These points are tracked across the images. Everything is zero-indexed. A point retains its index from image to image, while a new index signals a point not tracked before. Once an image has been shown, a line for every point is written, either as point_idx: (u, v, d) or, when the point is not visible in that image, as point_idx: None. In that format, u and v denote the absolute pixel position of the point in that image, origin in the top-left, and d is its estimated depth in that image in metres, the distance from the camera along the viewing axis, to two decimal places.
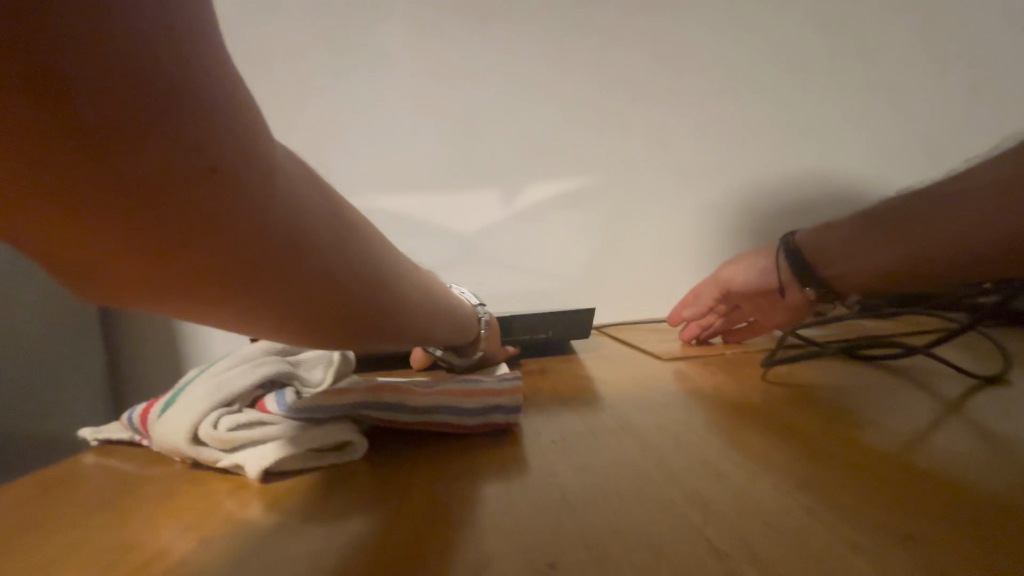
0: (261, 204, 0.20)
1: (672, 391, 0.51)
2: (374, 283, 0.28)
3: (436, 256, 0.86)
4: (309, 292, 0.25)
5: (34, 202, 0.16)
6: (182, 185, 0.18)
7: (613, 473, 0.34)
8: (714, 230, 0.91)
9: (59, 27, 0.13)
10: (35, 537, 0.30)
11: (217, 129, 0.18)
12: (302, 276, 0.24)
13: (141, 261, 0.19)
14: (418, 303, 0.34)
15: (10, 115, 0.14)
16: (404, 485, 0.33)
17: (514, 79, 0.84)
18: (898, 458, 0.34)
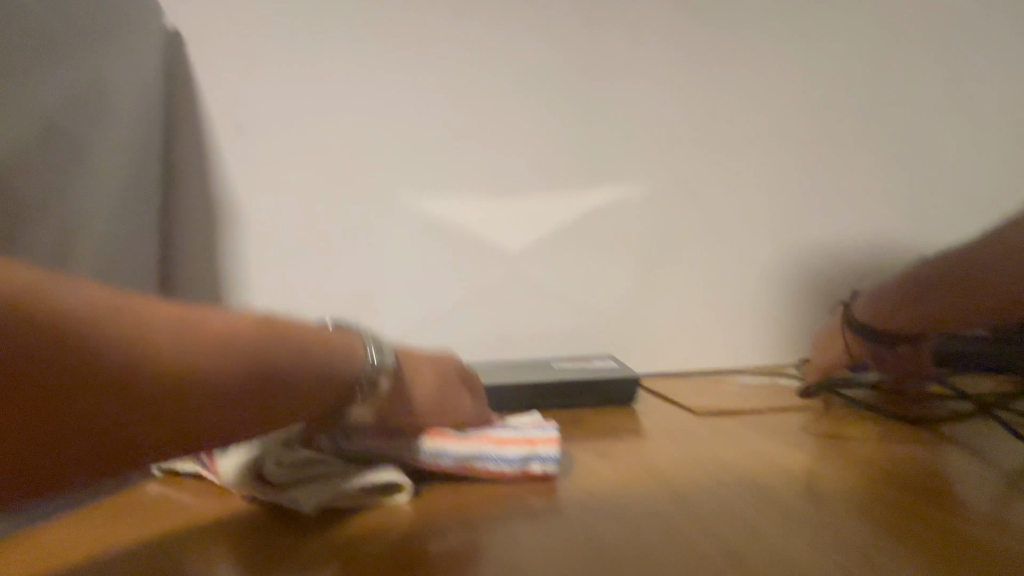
0: (87, 351, 0.26)
1: (711, 445, 0.50)
2: (260, 357, 0.32)
3: (473, 303, 0.88)
4: (229, 405, 0.31)
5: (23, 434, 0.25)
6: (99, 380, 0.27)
7: (650, 521, 0.34)
8: (748, 282, 0.92)
9: None
10: (107, 564, 0.32)
11: (114, 320, 0.28)
12: (212, 396, 0.30)
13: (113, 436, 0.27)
14: (246, 365, 0.31)
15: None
16: (443, 525, 0.35)
17: (553, 137, 0.88)
18: (940, 516, 0.34)
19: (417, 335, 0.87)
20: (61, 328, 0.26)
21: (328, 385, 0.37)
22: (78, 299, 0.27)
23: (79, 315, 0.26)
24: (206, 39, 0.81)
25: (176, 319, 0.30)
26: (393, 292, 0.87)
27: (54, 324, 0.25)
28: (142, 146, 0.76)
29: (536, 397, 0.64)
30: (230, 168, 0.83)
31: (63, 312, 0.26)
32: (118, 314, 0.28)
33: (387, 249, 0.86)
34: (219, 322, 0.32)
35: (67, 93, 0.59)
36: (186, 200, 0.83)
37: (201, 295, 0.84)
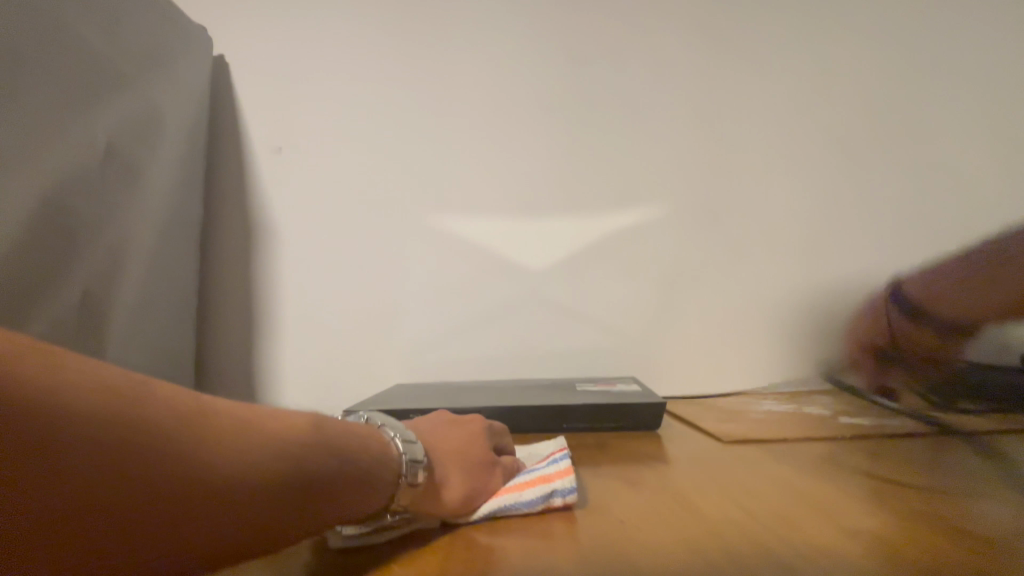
0: (87, 433, 0.24)
1: (736, 475, 0.49)
2: (270, 450, 0.29)
3: (495, 317, 0.89)
4: (225, 509, 0.26)
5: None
6: (88, 471, 0.23)
7: (672, 562, 0.32)
8: (775, 304, 0.90)
9: None
10: None
11: (126, 406, 0.26)
12: (205, 497, 0.26)
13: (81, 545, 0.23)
14: (232, 479, 0.27)
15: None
16: (455, 564, 0.33)
17: (576, 155, 0.89)
18: (990, 569, 0.31)
19: (439, 350, 0.88)
20: (51, 403, 0.23)
21: (330, 500, 0.31)
22: (83, 382, 0.25)
23: (72, 400, 0.24)
24: (250, 68, 0.87)
25: (177, 414, 0.27)
26: (416, 307, 0.88)
27: (40, 405, 0.23)
28: (185, 166, 0.80)
29: (556, 418, 0.64)
30: (266, 188, 0.88)
31: (56, 395, 0.24)
32: (129, 399, 0.26)
33: (412, 265, 0.88)
34: (234, 415, 0.29)
35: (110, 122, 0.64)
36: (225, 216, 0.87)
37: (235, 308, 0.87)
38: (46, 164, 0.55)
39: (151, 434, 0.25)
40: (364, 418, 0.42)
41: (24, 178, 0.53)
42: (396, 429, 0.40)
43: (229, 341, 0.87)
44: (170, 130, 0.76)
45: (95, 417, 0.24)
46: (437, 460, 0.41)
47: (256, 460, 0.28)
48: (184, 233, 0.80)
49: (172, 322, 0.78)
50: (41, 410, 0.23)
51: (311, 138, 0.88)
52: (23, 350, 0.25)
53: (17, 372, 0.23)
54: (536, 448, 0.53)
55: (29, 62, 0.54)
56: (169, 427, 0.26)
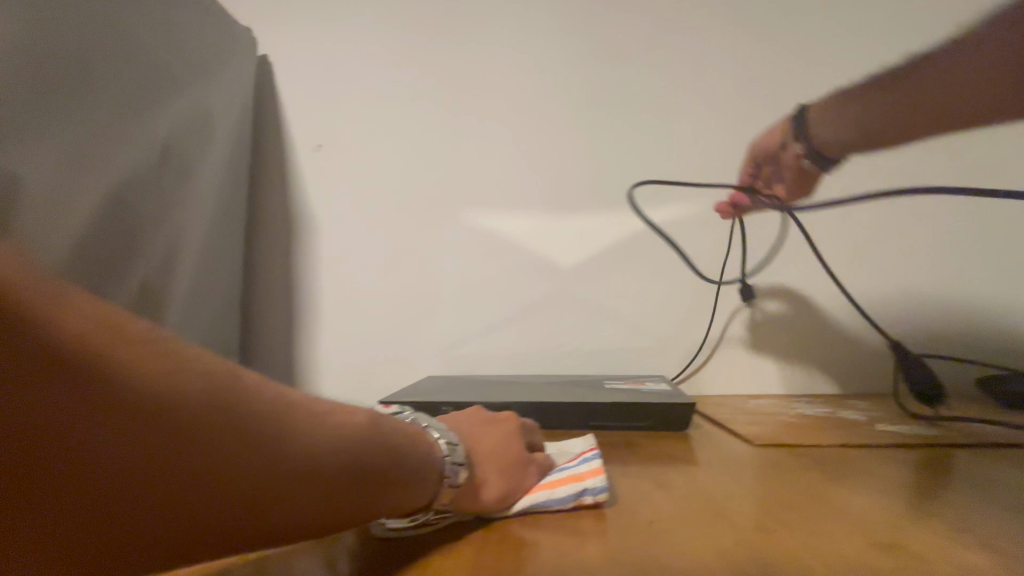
0: (181, 406, 0.27)
1: (768, 480, 0.49)
2: (331, 432, 0.31)
3: (526, 310, 0.90)
4: (290, 483, 0.29)
5: (92, 486, 0.25)
6: (177, 439, 0.26)
7: (703, 564, 0.33)
8: (812, 306, 0.88)
9: (84, 373, 0.25)
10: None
11: (214, 383, 0.28)
12: (273, 472, 0.28)
13: (167, 503, 0.26)
14: (299, 463, 0.29)
15: (82, 436, 0.24)
16: (492, 561, 0.34)
17: (609, 149, 0.89)
18: None
19: (470, 344, 0.90)
20: (151, 376, 0.26)
21: (379, 490, 0.33)
22: (176, 359, 0.28)
23: (168, 375, 0.27)
24: (292, 70, 0.90)
25: (256, 394, 0.30)
26: (450, 303, 0.90)
27: (141, 378, 0.26)
28: (232, 162, 0.84)
29: (586, 416, 0.65)
30: (308, 186, 0.91)
31: (155, 369, 0.27)
32: (214, 377, 0.29)
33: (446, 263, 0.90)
34: (301, 401, 0.32)
35: (166, 124, 0.68)
36: (268, 210, 0.91)
37: (277, 299, 0.91)
38: (111, 168, 0.59)
39: (238, 418, 0.28)
40: (408, 416, 0.43)
41: (96, 181, 0.56)
42: (441, 430, 0.42)
43: (271, 332, 0.91)
44: (218, 130, 0.79)
45: (195, 394, 0.27)
46: (478, 461, 0.43)
47: (319, 443, 0.31)
48: (231, 227, 0.84)
49: (219, 312, 0.82)
50: (143, 381, 0.26)
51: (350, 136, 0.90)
52: (130, 323, 0.28)
53: (122, 346, 0.26)
54: (567, 445, 0.54)
55: (97, 71, 0.57)
56: (255, 409, 0.29)
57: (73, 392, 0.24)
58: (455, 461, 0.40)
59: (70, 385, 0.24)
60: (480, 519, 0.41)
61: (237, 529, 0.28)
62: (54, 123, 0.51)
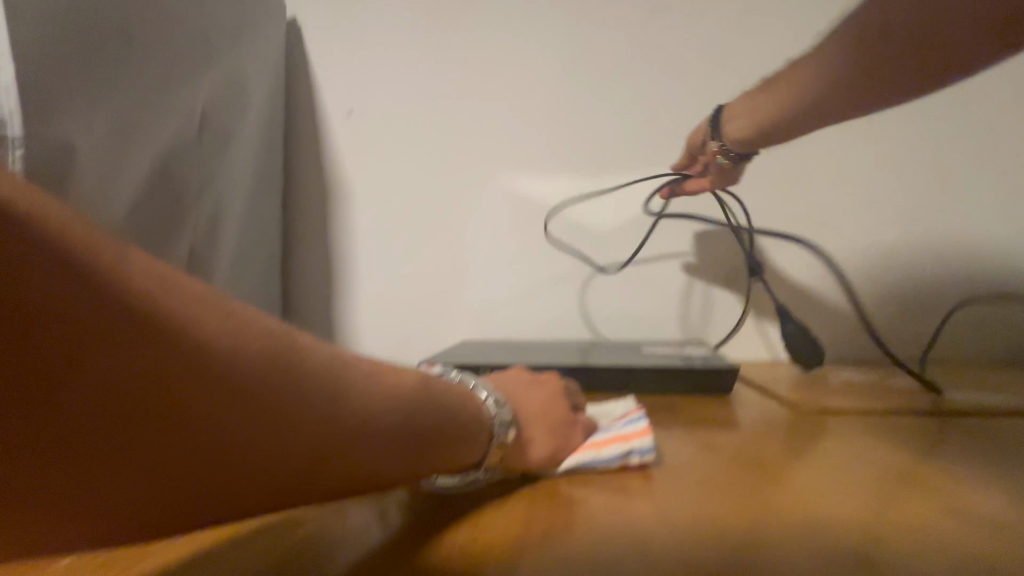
0: (245, 370, 0.25)
1: (816, 442, 0.49)
2: (384, 392, 0.32)
3: (561, 275, 0.89)
4: (353, 442, 0.29)
5: (156, 457, 0.23)
6: (245, 403, 0.25)
7: (760, 522, 0.33)
8: (861, 269, 0.84)
9: (141, 336, 0.22)
10: (227, 544, 0.34)
11: (272, 344, 0.27)
12: (337, 432, 0.28)
13: (235, 469, 0.25)
14: (356, 424, 0.29)
15: (144, 403, 0.22)
16: (541, 515, 0.35)
17: (646, 108, 0.86)
18: None
19: (505, 310, 0.90)
20: (212, 338, 0.24)
21: (429, 449, 0.34)
22: (230, 318, 0.26)
23: (227, 336, 0.25)
24: (322, 33, 0.89)
25: (312, 356, 0.29)
26: (484, 268, 0.90)
27: (201, 341, 0.24)
28: (267, 130, 0.84)
29: (624, 380, 0.65)
30: (341, 152, 0.91)
31: (214, 331, 0.25)
32: (271, 337, 0.27)
33: (479, 228, 0.90)
34: (351, 361, 0.32)
35: (204, 92, 0.68)
36: (302, 177, 0.91)
37: (314, 267, 0.92)
38: (155, 136, 0.60)
39: (301, 380, 0.27)
40: (455, 376, 0.44)
41: (142, 150, 0.57)
42: (487, 389, 0.43)
43: (311, 298, 0.92)
44: (253, 97, 0.79)
45: (257, 354, 0.26)
46: (525, 421, 0.43)
47: (376, 403, 0.31)
48: (269, 195, 0.85)
49: (260, 278, 0.84)
50: (204, 344, 0.24)
51: (379, 99, 0.89)
52: (173, 276, 0.25)
53: (176, 306, 0.24)
54: (607, 407, 0.54)
55: (138, 39, 0.57)
56: (315, 371, 0.28)
57: (131, 357, 0.22)
58: (503, 421, 0.40)
59: (126, 349, 0.22)
60: (527, 476, 0.42)
61: (303, 490, 0.28)
62: (101, 93, 0.52)
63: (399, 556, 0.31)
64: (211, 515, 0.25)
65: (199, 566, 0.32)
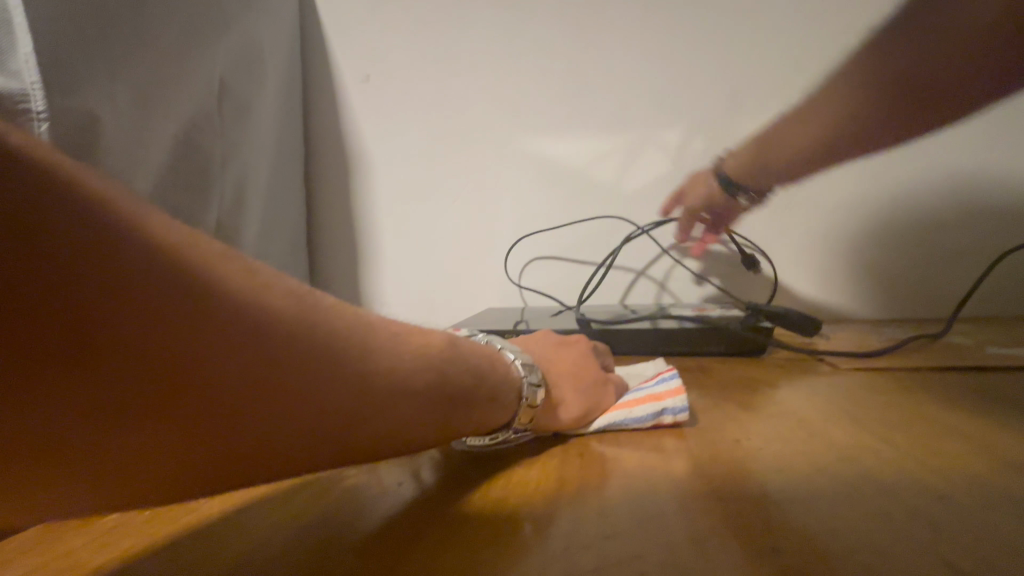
0: (270, 329, 0.25)
1: (858, 399, 0.47)
2: (408, 352, 0.31)
3: (587, 238, 0.87)
4: (380, 403, 0.29)
5: (182, 417, 0.22)
6: (271, 363, 0.25)
7: (801, 477, 0.31)
8: (908, 222, 0.79)
9: (160, 294, 0.21)
10: (260, 504, 0.35)
11: (295, 304, 0.26)
12: (364, 392, 0.28)
13: (264, 428, 0.25)
14: (388, 382, 0.29)
15: (170, 363, 0.22)
16: (570, 471, 0.35)
17: (675, 58, 0.81)
18: None
19: (530, 274, 0.89)
20: (234, 296, 0.24)
21: (460, 410, 0.34)
22: (250, 277, 0.25)
23: (248, 295, 0.24)
24: None
25: (336, 316, 0.28)
26: (508, 234, 0.89)
27: (223, 299, 0.23)
28: (285, 99, 0.83)
29: (654, 342, 0.64)
30: (359, 118, 0.89)
31: (236, 290, 0.24)
32: (291, 297, 0.27)
33: (502, 193, 0.88)
34: (374, 321, 0.31)
35: (221, 61, 0.68)
36: (322, 148, 0.90)
37: (340, 236, 0.92)
38: (174, 105, 0.59)
39: (326, 338, 0.27)
40: (483, 339, 0.43)
41: (165, 121, 0.58)
42: (515, 351, 0.43)
43: (338, 268, 0.93)
44: (270, 66, 0.78)
45: (285, 312, 0.26)
46: (554, 382, 0.43)
47: (402, 363, 0.30)
48: (290, 166, 0.85)
49: (288, 249, 0.85)
50: (227, 301, 0.23)
51: (395, 61, 0.87)
52: (192, 233, 0.24)
53: (196, 262, 0.23)
54: (638, 368, 0.53)
55: (153, 7, 0.56)
56: (341, 328, 0.28)
57: (152, 315, 0.21)
58: (531, 382, 0.40)
59: (146, 307, 0.21)
60: (558, 437, 0.42)
61: (332, 450, 0.28)
62: (117, 60, 0.51)
63: (431, 511, 0.32)
64: (239, 473, 0.25)
65: (234, 525, 0.32)
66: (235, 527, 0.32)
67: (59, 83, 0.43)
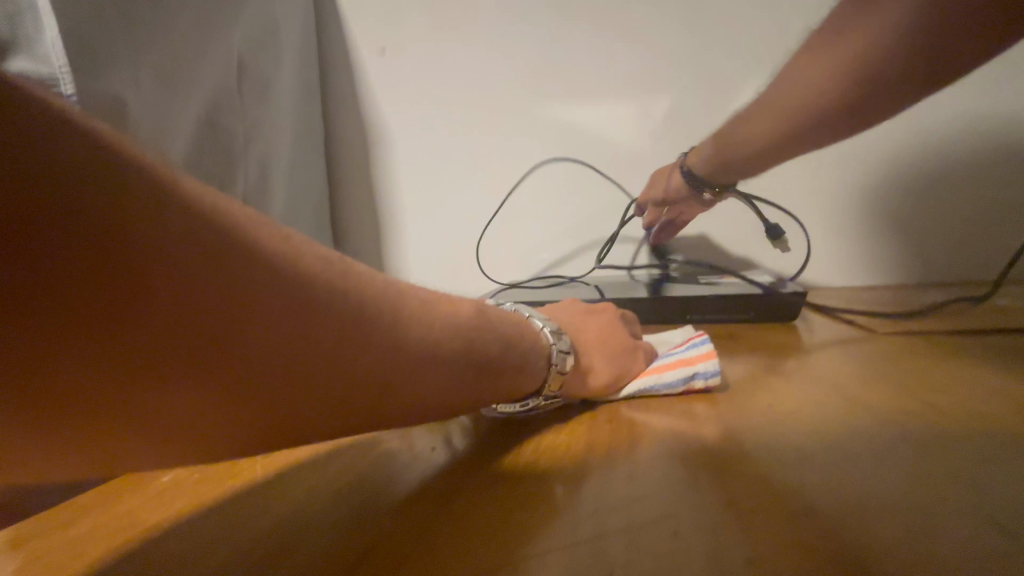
0: (299, 295, 0.25)
1: (897, 363, 0.45)
2: (435, 317, 0.31)
3: (610, 207, 0.85)
4: (409, 367, 0.29)
5: (220, 379, 0.23)
6: (303, 327, 0.25)
7: (838, 440, 0.31)
8: (959, 181, 0.75)
9: (195, 259, 0.21)
10: (299, 468, 0.36)
11: (325, 270, 0.27)
12: (394, 357, 0.28)
13: (295, 391, 0.25)
14: (418, 347, 0.30)
15: (206, 325, 0.22)
16: (600, 435, 0.35)
17: (698, 14, 0.77)
18: None
19: (553, 245, 0.88)
20: (266, 262, 0.24)
21: (489, 376, 0.34)
22: (281, 245, 0.25)
23: (280, 261, 0.25)
24: None
25: (365, 282, 0.29)
26: (529, 204, 0.88)
27: (252, 264, 0.23)
28: (304, 74, 0.83)
29: (681, 310, 0.63)
30: (377, 92, 0.88)
31: (265, 256, 0.24)
32: (322, 263, 0.27)
33: (519, 164, 0.87)
34: (401, 288, 0.31)
35: (238, 37, 0.67)
36: (341, 123, 0.90)
37: (362, 211, 0.93)
38: (195, 83, 0.59)
39: (355, 305, 0.27)
40: (510, 307, 0.43)
41: (188, 101, 0.58)
42: (542, 319, 0.42)
43: (363, 243, 0.94)
44: (287, 41, 0.78)
45: (316, 277, 0.26)
46: (583, 349, 0.43)
47: (429, 329, 0.30)
48: (312, 143, 0.86)
49: (315, 226, 0.86)
50: (260, 268, 0.24)
51: (407, 32, 0.85)
52: (224, 203, 0.24)
53: (232, 231, 0.23)
54: (665, 335, 0.53)
55: None
56: (371, 294, 0.28)
57: (186, 280, 0.21)
58: (557, 348, 0.40)
59: (180, 271, 0.21)
60: (586, 405, 0.42)
61: (362, 414, 0.28)
62: (138, 41, 0.51)
63: (464, 473, 0.32)
64: (274, 435, 0.26)
65: (275, 488, 0.34)
66: (275, 489, 0.33)
67: (82, 65, 0.44)
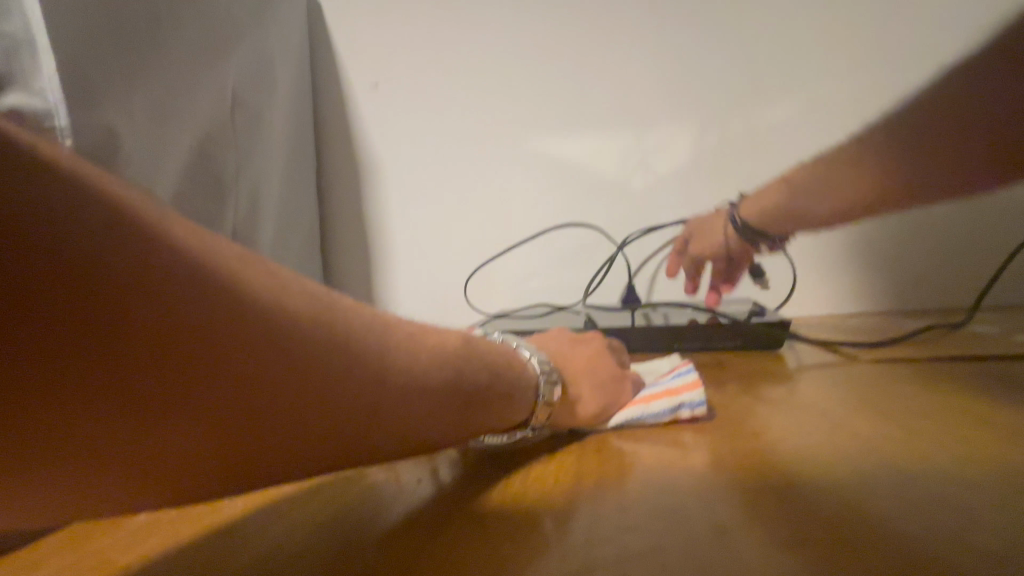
0: (282, 326, 0.25)
1: (879, 390, 0.46)
2: (421, 347, 0.32)
3: (597, 237, 0.87)
4: (393, 399, 0.29)
5: (197, 411, 0.23)
6: (285, 358, 0.25)
7: (824, 468, 0.31)
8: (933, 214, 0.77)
9: (179, 290, 0.22)
10: (276, 505, 0.35)
11: (309, 302, 0.27)
12: (377, 387, 0.28)
13: (274, 423, 0.25)
14: (403, 377, 0.30)
15: (185, 356, 0.22)
16: (588, 466, 0.35)
17: (679, 56, 0.81)
18: None
19: (541, 273, 0.89)
20: (248, 293, 0.24)
21: (477, 406, 0.34)
22: (265, 278, 0.26)
23: (264, 293, 0.25)
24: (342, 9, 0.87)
25: (349, 314, 0.29)
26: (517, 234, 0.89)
27: (236, 295, 0.24)
28: (296, 108, 0.85)
29: (669, 339, 0.64)
30: (368, 125, 0.90)
31: (249, 287, 0.24)
32: (306, 296, 0.27)
33: (509, 195, 0.88)
34: (386, 320, 0.32)
35: (232, 73, 0.69)
36: (332, 155, 0.92)
37: (351, 240, 0.93)
38: (188, 116, 0.60)
39: (338, 335, 0.27)
40: (497, 337, 0.44)
41: (181, 133, 0.59)
42: (529, 349, 0.43)
43: (351, 272, 0.94)
44: (280, 78, 0.80)
45: (300, 309, 0.26)
46: (570, 379, 0.43)
47: (414, 359, 0.30)
48: (301, 174, 0.87)
49: (302, 255, 0.86)
50: (243, 299, 0.24)
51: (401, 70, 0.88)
52: (210, 237, 0.25)
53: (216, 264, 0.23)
54: (652, 365, 0.53)
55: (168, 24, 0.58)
56: (355, 326, 0.29)
57: (168, 311, 0.21)
58: (544, 378, 0.40)
59: (162, 302, 0.21)
60: (574, 436, 0.42)
61: (344, 448, 0.28)
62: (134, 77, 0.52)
63: (450, 507, 0.32)
64: (251, 470, 0.25)
65: (250, 527, 0.32)
66: (251, 528, 0.32)
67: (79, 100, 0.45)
